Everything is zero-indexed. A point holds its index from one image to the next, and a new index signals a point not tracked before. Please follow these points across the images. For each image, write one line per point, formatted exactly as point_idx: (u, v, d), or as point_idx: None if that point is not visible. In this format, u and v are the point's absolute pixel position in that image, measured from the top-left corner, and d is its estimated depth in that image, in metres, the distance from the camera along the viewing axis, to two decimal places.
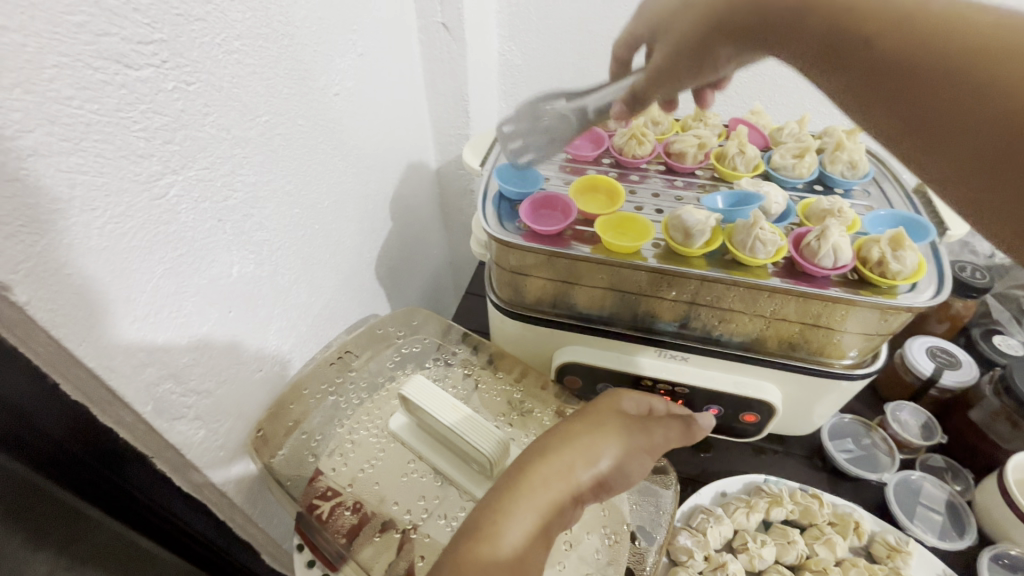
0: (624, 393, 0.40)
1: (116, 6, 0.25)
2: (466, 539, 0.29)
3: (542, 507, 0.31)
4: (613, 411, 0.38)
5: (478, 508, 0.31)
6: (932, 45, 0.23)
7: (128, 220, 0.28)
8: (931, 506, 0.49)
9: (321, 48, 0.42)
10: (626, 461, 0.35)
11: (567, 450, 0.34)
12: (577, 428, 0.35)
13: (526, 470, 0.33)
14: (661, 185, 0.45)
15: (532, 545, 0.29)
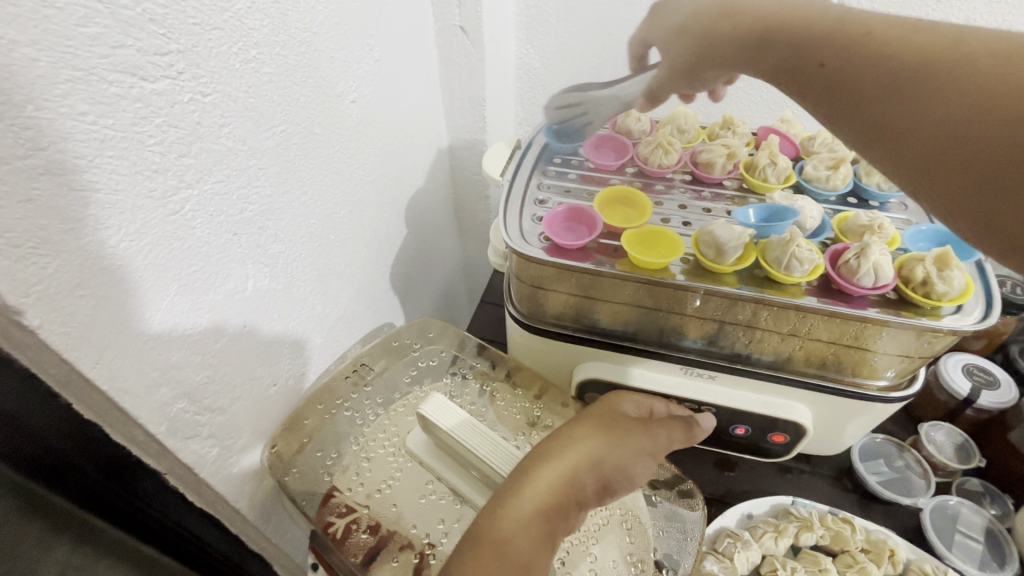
0: (625, 394, 0.40)
1: (132, 17, 0.24)
2: (470, 546, 0.28)
3: (544, 508, 0.30)
4: (615, 414, 0.37)
5: (480, 514, 0.31)
6: (887, 61, 0.26)
7: (143, 237, 0.27)
8: (968, 533, 0.48)
9: (339, 54, 0.41)
10: (630, 463, 0.35)
11: (568, 453, 0.34)
12: (580, 431, 0.35)
13: (529, 475, 0.32)
14: (688, 197, 0.44)
15: (538, 547, 0.29)
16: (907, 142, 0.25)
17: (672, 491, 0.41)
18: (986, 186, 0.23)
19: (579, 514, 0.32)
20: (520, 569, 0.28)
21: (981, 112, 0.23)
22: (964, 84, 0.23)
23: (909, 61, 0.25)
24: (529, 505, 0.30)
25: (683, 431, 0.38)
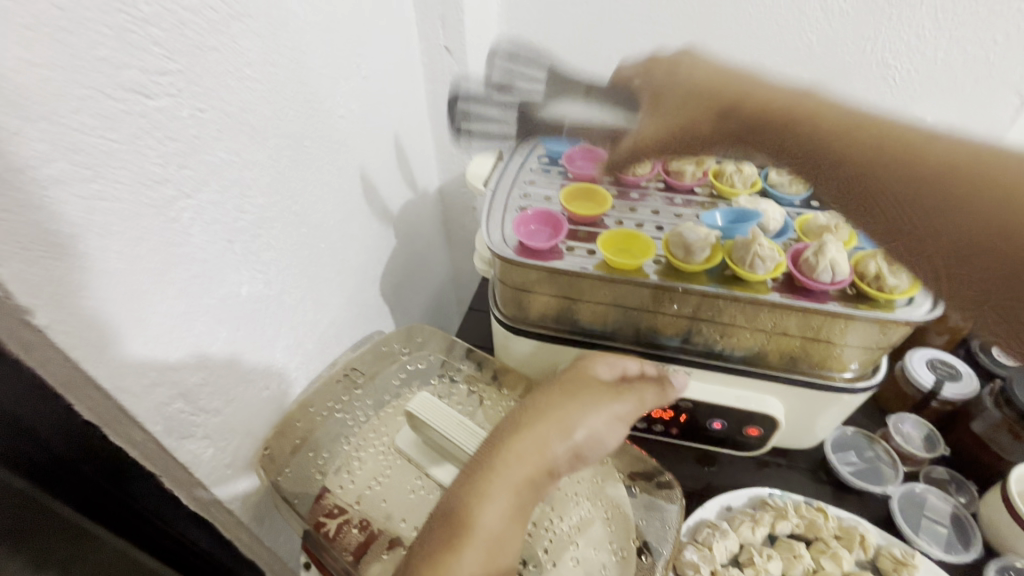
0: (599, 356, 0.42)
1: (136, 39, 0.27)
2: (446, 521, 0.32)
3: (514, 483, 0.33)
4: (588, 383, 0.39)
5: (454, 486, 0.34)
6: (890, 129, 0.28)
7: (144, 243, 0.29)
8: (935, 520, 0.50)
9: (329, 73, 0.43)
10: (600, 429, 0.37)
11: (539, 425, 0.36)
12: (552, 403, 0.37)
13: (502, 447, 0.35)
14: (661, 203, 0.47)
15: (504, 520, 0.32)
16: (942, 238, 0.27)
17: (651, 483, 0.43)
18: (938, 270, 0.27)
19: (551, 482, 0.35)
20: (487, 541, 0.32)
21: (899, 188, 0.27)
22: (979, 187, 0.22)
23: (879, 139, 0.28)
24: (497, 480, 0.33)
25: (653, 393, 0.41)
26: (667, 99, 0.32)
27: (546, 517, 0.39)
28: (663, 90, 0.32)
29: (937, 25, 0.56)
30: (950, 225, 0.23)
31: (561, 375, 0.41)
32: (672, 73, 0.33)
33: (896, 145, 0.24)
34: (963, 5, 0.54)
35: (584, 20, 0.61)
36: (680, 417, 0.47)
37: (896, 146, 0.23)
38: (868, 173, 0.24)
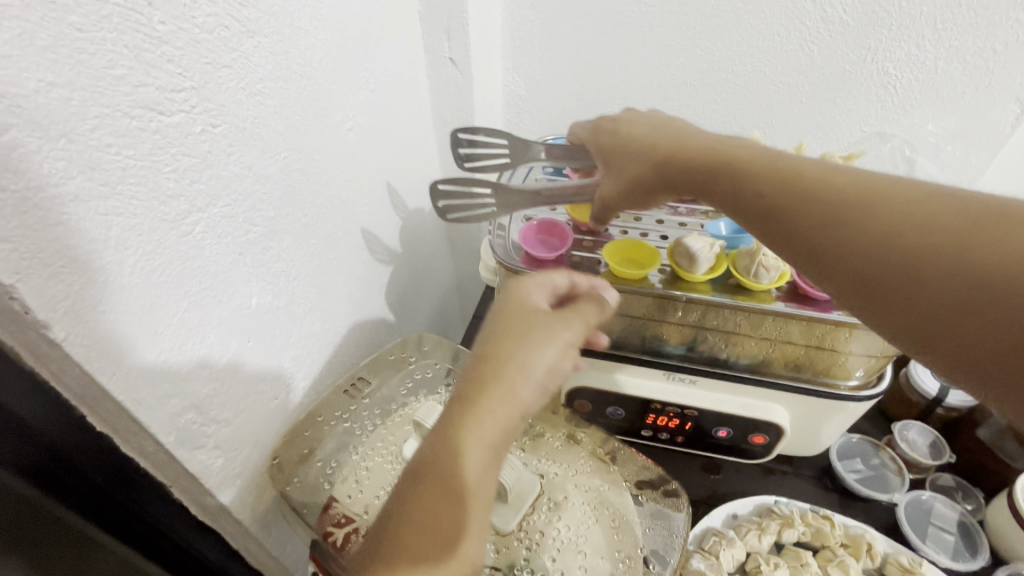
0: (528, 283, 0.37)
1: (152, 58, 0.27)
2: (416, 488, 0.29)
3: (490, 435, 0.30)
4: (530, 319, 0.34)
5: (421, 453, 0.30)
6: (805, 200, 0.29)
7: (158, 256, 0.30)
8: (942, 527, 0.50)
9: (337, 86, 0.44)
10: (557, 360, 0.33)
11: (501, 371, 0.31)
12: (508, 345, 0.32)
13: (466, 401, 0.31)
14: (665, 213, 0.48)
15: (485, 471, 0.29)
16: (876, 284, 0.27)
17: (658, 492, 0.43)
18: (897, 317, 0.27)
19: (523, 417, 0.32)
20: (464, 501, 0.28)
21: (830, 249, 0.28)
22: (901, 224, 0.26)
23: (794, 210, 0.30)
24: (465, 434, 0.29)
25: (598, 312, 0.36)
26: (619, 161, 0.41)
27: (553, 527, 0.39)
28: (613, 152, 0.42)
29: (937, 36, 0.56)
30: (877, 260, 0.27)
31: (499, 319, 0.34)
32: (615, 135, 0.43)
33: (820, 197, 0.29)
34: (962, 16, 0.55)
35: (588, 32, 0.62)
36: (685, 425, 0.47)
37: (821, 193, 0.29)
38: (797, 214, 0.29)
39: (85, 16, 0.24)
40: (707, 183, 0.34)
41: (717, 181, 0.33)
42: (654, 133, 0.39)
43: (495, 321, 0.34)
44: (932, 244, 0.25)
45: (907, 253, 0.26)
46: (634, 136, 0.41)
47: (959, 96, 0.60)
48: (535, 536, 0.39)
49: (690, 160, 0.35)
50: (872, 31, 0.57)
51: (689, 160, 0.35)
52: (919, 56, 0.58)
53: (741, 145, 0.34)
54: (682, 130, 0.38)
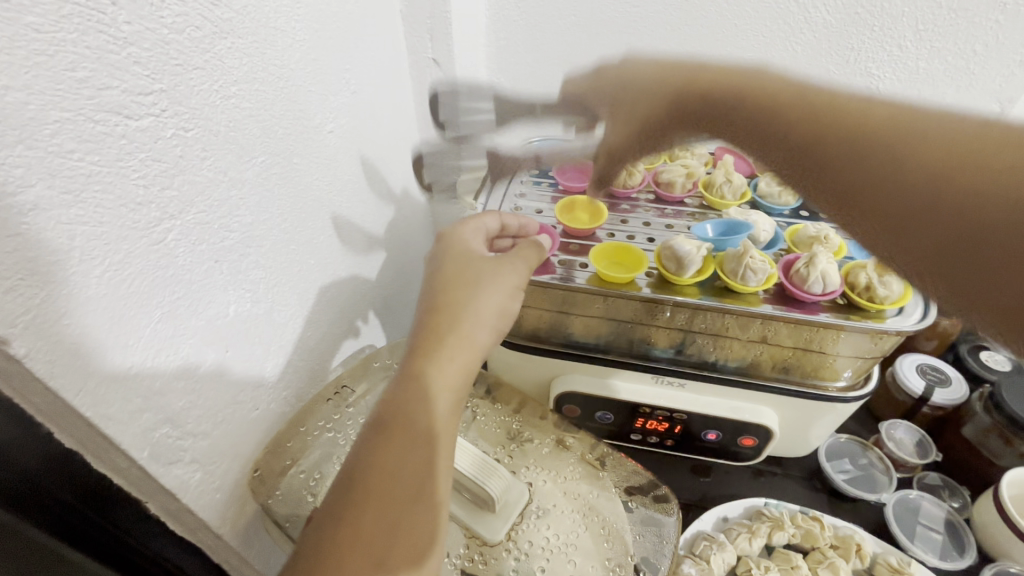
0: (462, 234, 0.42)
1: (117, 60, 0.26)
2: (380, 432, 0.33)
3: (450, 376, 0.35)
4: (475, 267, 0.39)
5: (387, 396, 0.34)
6: (842, 129, 0.32)
7: (127, 266, 0.29)
8: (930, 526, 0.51)
9: (317, 88, 0.43)
10: (503, 303, 0.39)
11: (454, 323, 0.36)
12: (455, 298, 0.37)
13: (422, 352, 0.35)
14: (651, 215, 0.50)
15: (449, 410, 0.34)
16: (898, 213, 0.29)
17: (647, 496, 0.43)
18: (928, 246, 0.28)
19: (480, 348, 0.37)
20: (426, 440, 0.33)
21: (878, 172, 0.29)
22: (907, 140, 0.29)
23: (835, 131, 0.32)
24: (429, 374, 0.35)
25: (538, 253, 0.41)
26: (628, 107, 0.45)
27: (542, 535, 0.39)
28: (622, 96, 0.45)
29: None
30: (897, 191, 0.28)
31: (446, 270, 0.39)
32: (622, 80, 0.46)
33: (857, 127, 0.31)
34: None
35: None
36: (674, 429, 0.47)
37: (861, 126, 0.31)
38: (824, 144, 0.32)
39: (43, 16, 0.23)
40: (733, 120, 0.38)
41: (739, 118, 0.38)
42: (666, 73, 0.43)
43: (442, 271, 0.40)
44: (951, 168, 0.27)
45: (923, 171, 0.28)
46: (640, 77, 0.45)
47: None
48: (523, 545, 0.38)
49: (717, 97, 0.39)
50: None
51: (718, 95, 0.39)
52: None
53: (765, 84, 0.38)
54: (692, 68, 0.43)
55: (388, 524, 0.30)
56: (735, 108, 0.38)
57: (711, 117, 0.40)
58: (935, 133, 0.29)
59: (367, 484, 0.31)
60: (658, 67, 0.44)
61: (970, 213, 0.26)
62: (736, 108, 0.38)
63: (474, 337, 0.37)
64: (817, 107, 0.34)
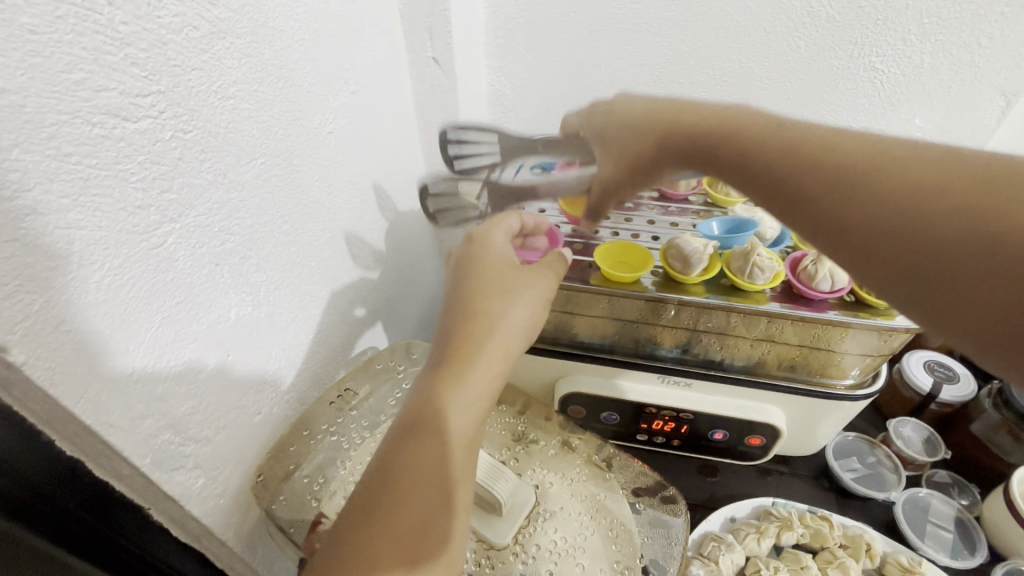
0: (496, 234, 0.42)
1: (115, 61, 0.26)
2: (415, 434, 0.32)
3: (481, 388, 0.34)
4: (503, 277, 0.39)
5: (421, 397, 0.33)
6: (818, 163, 0.29)
7: (127, 271, 0.28)
8: (940, 524, 0.51)
9: (316, 88, 0.42)
10: (535, 311, 0.39)
11: (491, 329, 0.36)
12: (492, 301, 0.37)
13: (459, 355, 0.35)
14: (656, 213, 0.49)
15: (480, 418, 0.34)
16: (887, 252, 0.27)
17: (655, 498, 0.42)
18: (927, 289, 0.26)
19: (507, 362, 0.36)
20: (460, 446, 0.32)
21: (873, 210, 0.27)
22: (895, 178, 0.27)
23: (815, 163, 0.30)
24: (458, 387, 0.34)
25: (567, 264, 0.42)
26: (618, 145, 0.43)
27: (550, 539, 0.38)
28: (607, 135, 0.44)
29: (923, 30, 0.57)
30: (888, 229, 0.27)
31: (481, 272, 0.39)
32: (609, 117, 0.44)
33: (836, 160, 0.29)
34: (948, 10, 0.55)
35: (573, 31, 0.61)
36: (681, 428, 0.46)
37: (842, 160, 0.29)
38: (799, 179, 0.30)
39: (38, 17, 0.22)
40: (714, 150, 0.35)
41: (718, 150, 0.34)
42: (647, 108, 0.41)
43: (470, 279, 0.39)
44: (952, 205, 0.25)
45: (920, 211, 0.26)
46: (627, 113, 0.42)
47: (943, 91, 0.61)
48: (530, 548, 0.38)
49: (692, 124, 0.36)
50: (858, 25, 0.57)
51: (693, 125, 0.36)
52: (905, 51, 0.59)
53: (742, 110, 0.35)
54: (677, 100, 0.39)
55: (416, 531, 0.29)
56: (716, 136, 0.34)
57: (694, 156, 0.36)
58: (921, 165, 0.27)
59: (399, 488, 0.30)
60: (643, 112, 0.41)
61: (970, 249, 0.24)
62: (710, 139, 0.35)
63: (502, 351, 0.36)
64: (803, 131, 0.31)
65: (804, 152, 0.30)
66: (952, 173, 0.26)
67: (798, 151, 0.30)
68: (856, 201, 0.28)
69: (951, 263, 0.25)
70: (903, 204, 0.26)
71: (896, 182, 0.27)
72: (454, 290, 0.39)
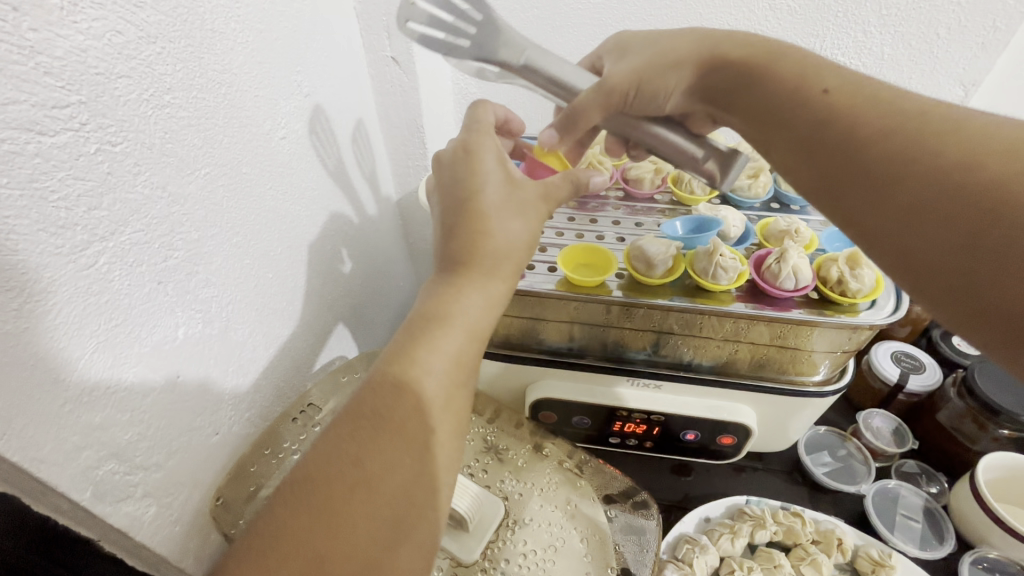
0: (485, 150, 0.36)
1: (24, 72, 0.24)
2: (372, 412, 0.29)
3: (452, 358, 0.31)
4: (503, 200, 0.36)
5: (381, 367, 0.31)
6: (875, 131, 0.33)
7: (49, 295, 0.26)
8: (908, 515, 0.52)
9: (263, 92, 0.40)
10: (514, 254, 0.35)
11: (465, 285, 0.33)
12: (465, 253, 0.34)
13: (429, 318, 0.32)
14: (621, 213, 0.49)
15: (446, 391, 0.31)
16: (916, 226, 0.31)
17: (627, 502, 0.42)
18: (950, 257, 0.29)
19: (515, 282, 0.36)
20: (422, 423, 0.30)
21: (912, 182, 0.31)
22: (946, 151, 0.30)
23: (872, 131, 0.33)
24: (476, 299, 0.33)
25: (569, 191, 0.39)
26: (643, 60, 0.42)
27: (520, 551, 0.38)
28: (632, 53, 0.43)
29: (882, 22, 0.58)
30: (923, 199, 0.30)
31: (455, 216, 0.35)
32: (645, 41, 0.44)
33: (898, 126, 0.32)
34: (905, 2, 0.56)
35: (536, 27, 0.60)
36: (653, 431, 0.46)
37: (898, 129, 0.32)
38: (848, 147, 0.34)
39: None
40: (778, 113, 0.38)
41: (777, 116, 0.38)
42: (705, 44, 0.41)
43: (450, 223, 0.35)
44: (986, 183, 0.28)
45: (956, 184, 0.29)
46: (675, 42, 0.42)
47: (904, 82, 0.62)
48: (500, 563, 0.37)
49: (757, 74, 0.39)
50: (819, 18, 0.58)
51: (759, 87, 0.38)
52: (866, 42, 0.59)
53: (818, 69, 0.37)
54: (738, 40, 0.40)
55: (385, 529, 0.28)
56: (776, 98, 0.37)
57: (757, 118, 0.39)
58: (980, 140, 0.29)
59: (359, 479, 0.28)
60: (700, 39, 0.42)
61: (993, 220, 0.28)
62: (772, 104, 0.38)
63: (514, 271, 0.35)
64: (875, 94, 0.34)
65: (862, 115, 0.34)
66: (996, 143, 0.29)
67: (860, 116, 0.34)
68: (904, 171, 0.31)
69: (973, 230, 0.28)
70: (929, 170, 0.30)
71: (936, 152, 0.30)
72: (460, 194, 0.36)
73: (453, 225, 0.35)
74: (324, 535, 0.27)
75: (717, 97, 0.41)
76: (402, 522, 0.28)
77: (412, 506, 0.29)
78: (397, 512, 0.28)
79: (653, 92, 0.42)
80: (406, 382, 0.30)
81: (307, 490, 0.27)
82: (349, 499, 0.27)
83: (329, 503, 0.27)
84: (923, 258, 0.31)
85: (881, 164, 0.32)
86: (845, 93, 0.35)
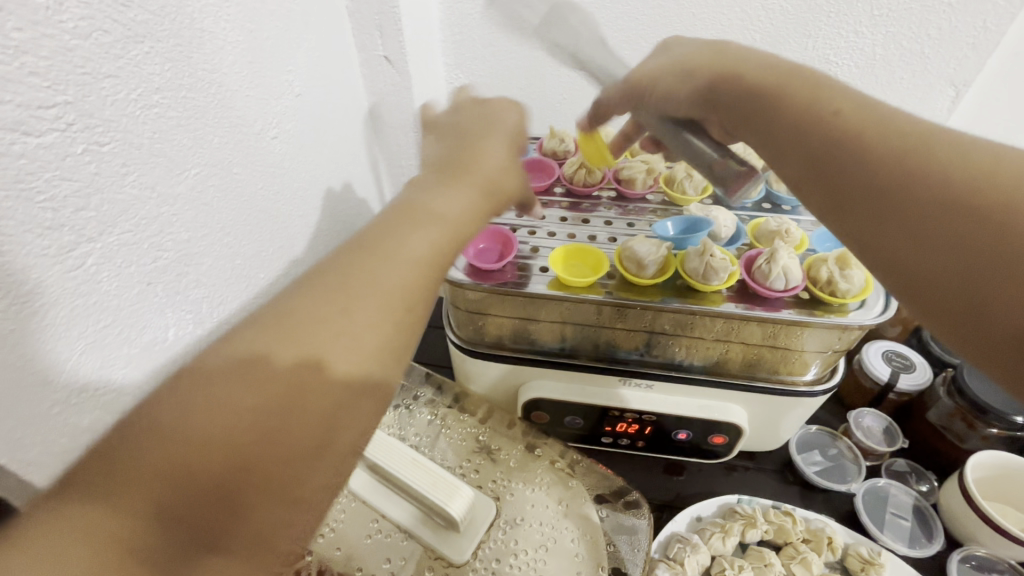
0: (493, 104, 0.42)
1: (8, 72, 0.23)
2: (312, 304, 0.28)
3: (404, 283, 0.30)
4: (492, 136, 0.39)
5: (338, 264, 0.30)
6: (884, 148, 0.31)
7: (35, 297, 0.26)
8: (899, 514, 0.52)
9: (254, 92, 0.40)
10: (489, 182, 0.37)
11: (437, 199, 0.34)
12: (452, 173, 0.36)
13: (393, 229, 0.32)
14: (614, 213, 0.49)
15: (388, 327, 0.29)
16: (917, 244, 0.29)
17: (618, 503, 0.42)
18: (949, 279, 0.28)
19: (496, 207, 0.37)
20: (353, 342, 0.28)
21: (917, 202, 0.29)
22: (954, 175, 0.29)
23: (881, 148, 0.31)
24: (448, 211, 0.34)
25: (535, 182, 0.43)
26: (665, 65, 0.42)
27: (511, 552, 0.38)
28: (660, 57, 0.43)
29: (873, 22, 0.58)
30: (927, 219, 0.29)
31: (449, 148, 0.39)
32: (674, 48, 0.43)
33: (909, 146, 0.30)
34: (896, 3, 0.56)
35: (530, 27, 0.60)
36: (645, 430, 0.46)
37: (907, 149, 0.30)
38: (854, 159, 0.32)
39: None
40: (781, 127, 0.35)
41: (779, 128, 0.35)
42: (724, 57, 0.40)
43: (446, 153, 0.38)
44: (994, 210, 0.27)
45: (965, 209, 0.28)
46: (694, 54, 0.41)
47: (896, 82, 0.62)
48: (492, 563, 0.37)
49: (762, 87, 0.37)
50: (811, 19, 0.58)
51: (764, 97, 0.37)
52: (858, 43, 0.60)
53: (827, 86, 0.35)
54: (749, 55, 0.39)
55: (271, 445, 0.25)
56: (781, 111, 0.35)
57: (762, 134, 0.37)
58: (989, 166, 0.28)
59: (272, 372, 0.26)
60: (718, 51, 0.40)
61: (999, 246, 0.26)
62: (776, 115, 0.36)
63: (487, 199, 0.36)
64: (884, 114, 0.32)
65: (869, 134, 0.32)
66: (1006, 172, 0.28)
67: (869, 133, 0.32)
68: (912, 190, 0.29)
69: (976, 253, 0.27)
70: (936, 193, 0.29)
71: (944, 176, 0.29)
72: (461, 130, 0.40)
73: (450, 155, 0.38)
74: (217, 418, 0.25)
75: (722, 109, 0.39)
76: (295, 447, 0.26)
77: (325, 437, 0.27)
78: (293, 433, 0.26)
79: (667, 89, 0.42)
80: (353, 292, 0.29)
81: (230, 367, 0.26)
82: (257, 389, 0.26)
83: (240, 385, 0.26)
84: (924, 278, 0.29)
85: (889, 185, 0.30)
86: (852, 109, 0.33)
